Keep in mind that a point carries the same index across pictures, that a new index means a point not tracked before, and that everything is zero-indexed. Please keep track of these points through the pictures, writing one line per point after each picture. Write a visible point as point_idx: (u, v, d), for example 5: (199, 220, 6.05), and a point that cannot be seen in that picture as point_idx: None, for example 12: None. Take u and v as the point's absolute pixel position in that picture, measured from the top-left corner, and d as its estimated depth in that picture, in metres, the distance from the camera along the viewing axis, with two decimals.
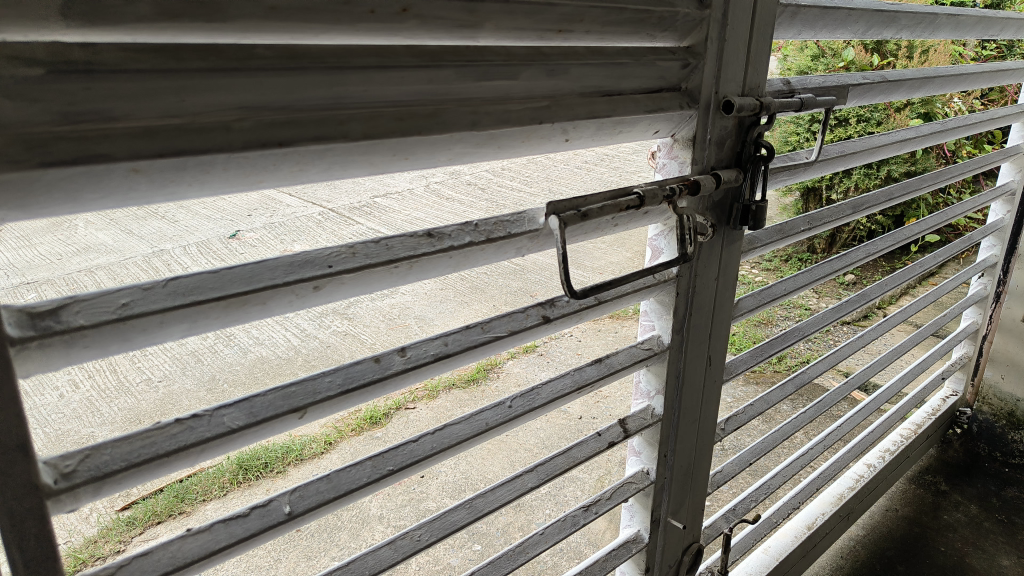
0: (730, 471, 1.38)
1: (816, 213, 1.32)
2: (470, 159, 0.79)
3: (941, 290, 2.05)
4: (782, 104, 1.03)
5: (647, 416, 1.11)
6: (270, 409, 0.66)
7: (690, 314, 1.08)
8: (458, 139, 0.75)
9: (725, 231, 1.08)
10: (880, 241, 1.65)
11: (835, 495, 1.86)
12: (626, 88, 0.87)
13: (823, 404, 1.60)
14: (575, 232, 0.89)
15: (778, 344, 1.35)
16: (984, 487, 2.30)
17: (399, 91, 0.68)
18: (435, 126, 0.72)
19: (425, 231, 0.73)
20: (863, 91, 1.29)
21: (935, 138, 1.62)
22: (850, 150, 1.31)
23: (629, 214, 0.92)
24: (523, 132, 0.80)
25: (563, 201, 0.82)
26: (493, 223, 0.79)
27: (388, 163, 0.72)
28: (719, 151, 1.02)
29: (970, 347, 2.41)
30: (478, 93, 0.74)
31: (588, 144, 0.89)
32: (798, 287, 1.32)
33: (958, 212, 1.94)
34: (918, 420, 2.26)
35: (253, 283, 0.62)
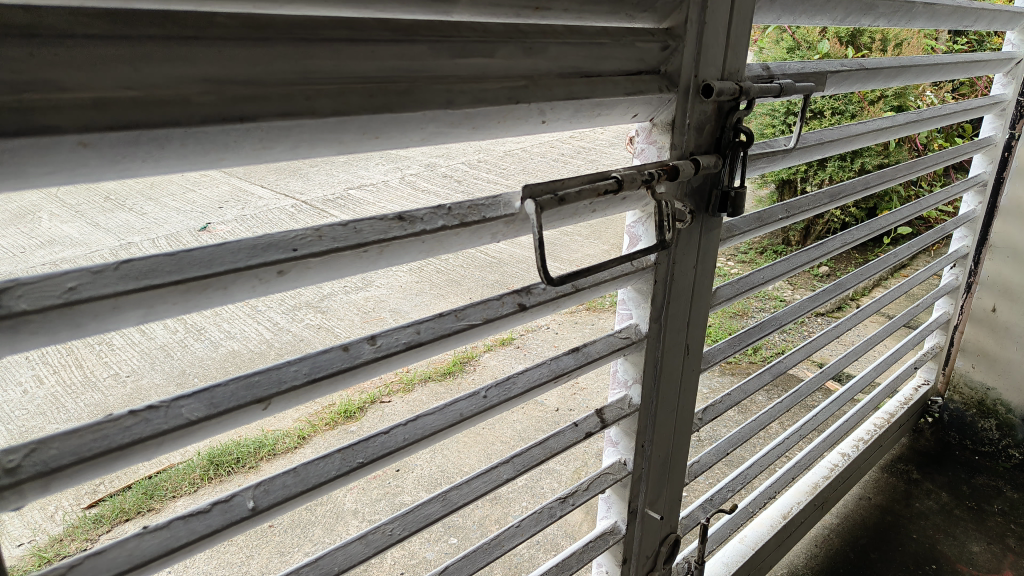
0: (708, 461, 1.37)
1: (794, 201, 1.31)
2: (444, 139, 0.76)
3: (914, 280, 2.07)
4: (761, 89, 1.02)
5: (624, 406, 1.10)
6: (231, 400, 0.63)
7: (667, 302, 1.06)
8: (432, 117, 0.72)
9: (704, 217, 1.07)
10: (857, 231, 1.66)
11: (811, 484, 1.87)
12: (605, 69, 0.85)
13: (800, 394, 1.60)
14: (551, 217, 0.87)
15: (755, 333, 1.34)
16: (955, 475, 2.33)
17: (372, 68, 0.65)
18: (409, 104, 0.69)
19: (396, 214, 0.70)
20: (841, 78, 1.29)
21: (911, 127, 1.63)
22: (828, 138, 1.31)
23: (607, 199, 0.90)
24: (501, 112, 0.77)
25: (539, 184, 0.80)
26: (467, 206, 0.77)
27: (358, 142, 0.68)
28: (699, 136, 1.00)
29: (942, 337, 2.45)
30: (454, 71, 0.71)
31: (565, 127, 0.87)
32: (774, 276, 1.32)
33: (932, 202, 1.95)
34: (892, 410, 2.29)
35: (214, 266, 0.59)
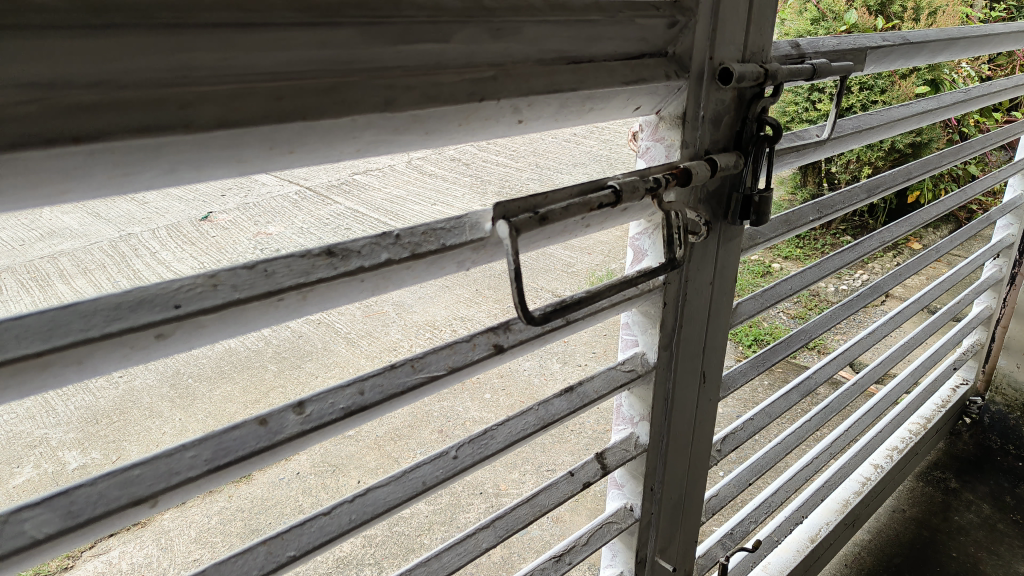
0: (726, 494, 1.18)
1: (825, 200, 1.13)
2: (388, 148, 0.59)
3: (956, 275, 1.87)
4: (790, 71, 0.85)
5: (630, 447, 0.93)
6: (97, 507, 0.47)
7: (679, 326, 0.90)
8: (367, 123, 0.55)
9: (722, 226, 0.91)
10: (893, 226, 1.47)
11: (840, 501, 1.70)
12: (597, 53, 0.68)
13: (831, 409, 1.42)
14: (533, 239, 0.71)
15: (780, 350, 1.17)
16: (997, 485, 2.13)
17: (279, 62, 0.48)
18: (332, 107, 0.52)
19: (327, 247, 0.55)
20: (881, 55, 1.11)
21: (958, 108, 1.44)
22: (867, 125, 1.13)
23: (603, 212, 0.74)
24: (464, 109, 0.60)
25: (517, 199, 0.64)
26: (421, 232, 0.61)
27: (266, 159, 0.51)
28: (715, 131, 0.83)
29: (983, 334, 2.21)
30: (396, 62, 0.54)
31: (548, 125, 0.71)
32: (805, 285, 1.14)
33: (975, 190, 1.76)
34: (927, 413, 2.08)
35: (56, 339, 0.43)
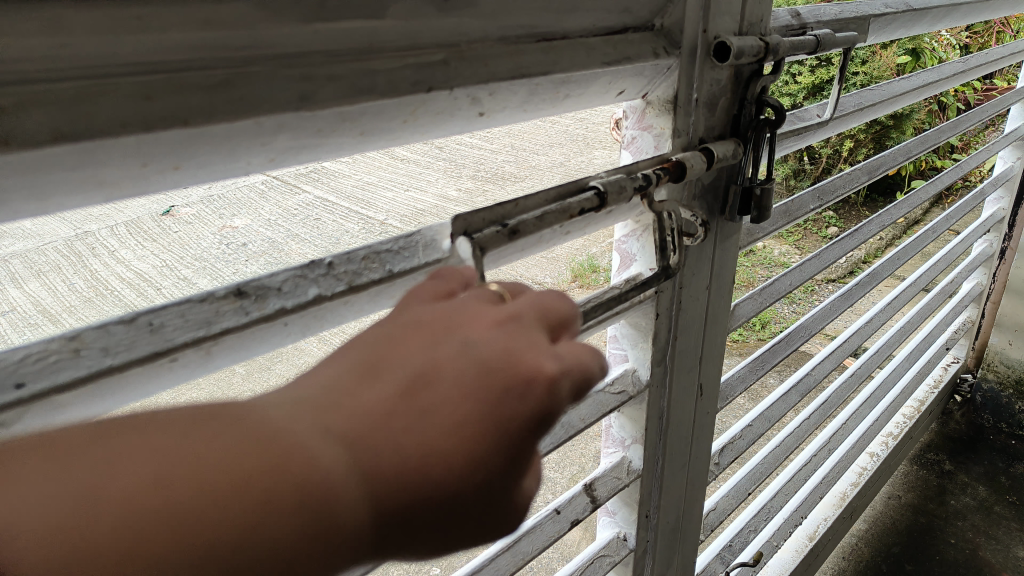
0: (725, 508, 1.07)
1: (825, 184, 1.03)
2: (315, 155, 0.47)
3: (950, 254, 1.79)
4: (792, 44, 0.74)
5: (622, 475, 0.82)
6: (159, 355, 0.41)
7: (674, 338, 0.79)
8: (286, 125, 0.43)
9: (719, 223, 0.80)
10: (892, 208, 1.37)
11: (838, 493, 1.58)
12: (570, 28, 0.57)
13: (829, 404, 1.32)
14: (500, 256, 0.60)
15: (782, 350, 1.06)
16: (991, 464, 2.02)
17: (143, 48, 0.37)
18: (232, 106, 0.40)
19: (236, 284, 0.44)
20: (885, 23, 1.00)
21: (958, 79, 1.33)
22: (869, 101, 1.02)
23: (585, 217, 0.63)
24: (410, 103, 0.48)
25: (480, 211, 0.53)
26: (360, 258, 0.49)
27: (138, 179, 0.39)
28: (710, 117, 0.72)
29: (974, 311, 2.14)
30: (316, 45, 0.43)
31: (516, 117, 0.59)
32: (807, 277, 1.03)
33: (970, 165, 1.67)
34: (921, 395, 1.99)
35: None
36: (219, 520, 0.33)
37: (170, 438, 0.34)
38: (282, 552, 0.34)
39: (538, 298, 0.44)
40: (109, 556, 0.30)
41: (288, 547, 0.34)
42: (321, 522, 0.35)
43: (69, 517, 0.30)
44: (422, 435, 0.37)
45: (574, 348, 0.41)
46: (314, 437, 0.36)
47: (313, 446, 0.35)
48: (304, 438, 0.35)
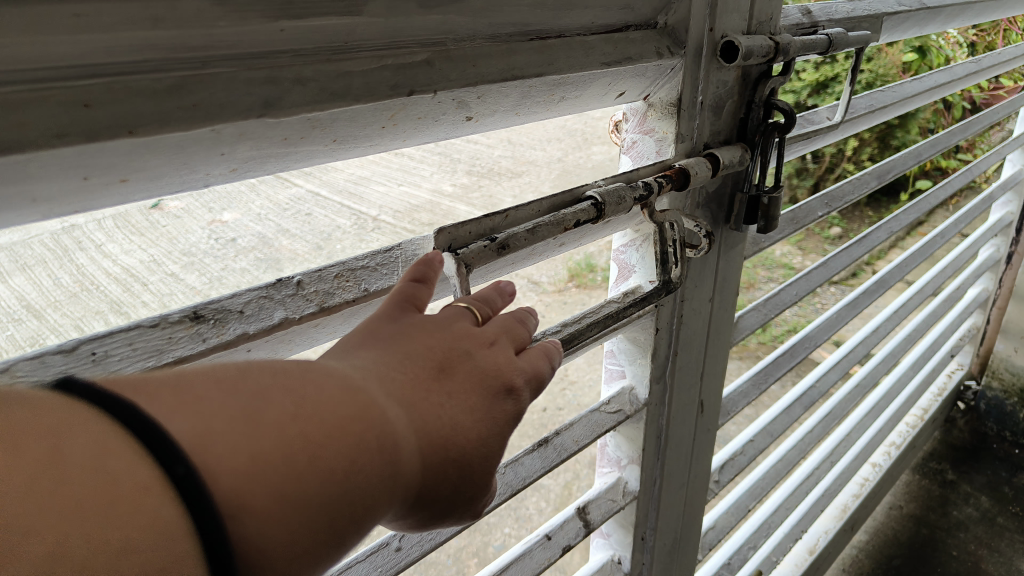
0: (724, 525, 1.03)
1: (833, 191, 0.98)
2: (284, 164, 0.43)
3: (957, 260, 1.74)
4: (803, 44, 0.69)
5: (618, 496, 0.79)
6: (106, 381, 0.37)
7: (674, 353, 0.75)
8: (252, 133, 0.39)
9: (724, 232, 0.76)
10: (900, 214, 1.33)
11: (840, 505, 1.55)
12: (566, 26, 0.53)
13: (833, 416, 1.27)
14: (487, 272, 0.56)
15: (785, 363, 1.02)
16: (994, 474, 1.98)
17: (86, 48, 0.33)
18: (189, 113, 0.36)
19: (194, 307, 0.40)
20: (898, 22, 0.95)
21: (970, 80, 1.29)
22: (880, 103, 0.98)
23: (580, 229, 0.59)
24: (389, 107, 0.44)
25: (465, 225, 0.49)
26: (333, 276, 0.45)
27: (81, 194, 0.35)
28: (715, 120, 0.68)
29: (979, 317, 2.11)
30: (284, 45, 0.39)
31: (506, 121, 0.54)
32: (812, 287, 0.99)
33: (979, 169, 1.63)
34: (925, 403, 1.95)
35: None
36: (328, 462, 0.35)
37: (278, 380, 0.36)
38: (357, 497, 0.36)
39: (502, 317, 0.49)
40: (263, 479, 0.32)
41: (361, 494, 0.37)
42: (392, 472, 0.38)
43: (219, 438, 0.32)
44: (456, 410, 0.42)
45: (533, 356, 0.48)
46: (384, 400, 0.39)
47: (384, 405, 0.39)
48: (377, 398, 0.39)
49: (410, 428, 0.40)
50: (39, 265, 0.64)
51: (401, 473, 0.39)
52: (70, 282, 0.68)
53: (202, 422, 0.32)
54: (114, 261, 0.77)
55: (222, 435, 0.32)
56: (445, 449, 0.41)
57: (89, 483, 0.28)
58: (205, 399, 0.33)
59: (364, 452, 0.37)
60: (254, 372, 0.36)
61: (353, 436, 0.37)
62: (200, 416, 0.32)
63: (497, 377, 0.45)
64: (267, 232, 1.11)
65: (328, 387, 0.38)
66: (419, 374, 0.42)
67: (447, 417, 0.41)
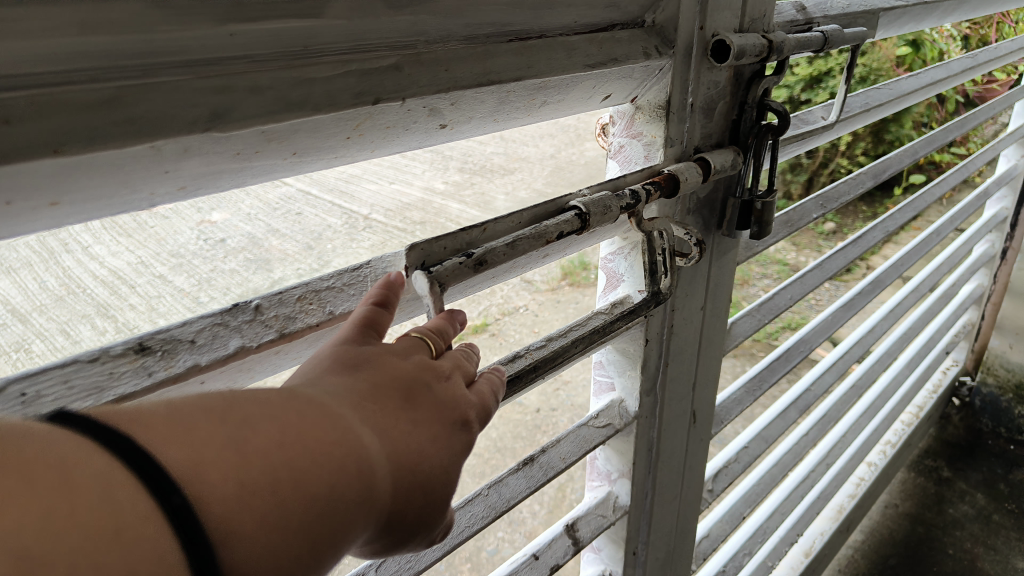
0: (718, 534, 1.01)
1: (829, 191, 0.95)
2: (240, 178, 0.40)
3: (953, 256, 1.72)
4: (797, 42, 0.66)
5: (608, 511, 0.76)
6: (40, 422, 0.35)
7: (665, 365, 0.72)
8: (203, 148, 0.36)
9: (715, 239, 0.73)
10: (896, 213, 1.30)
11: (836, 506, 1.53)
12: (547, 26, 0.50)
13: (829, 418, 1.25)
14: (463, 288, 0.53)
15: (780, 368, 0.99)
16: (990, 471, 1.97)
17: (9, 58, 0.29)
18: (128, 129, 0.32)
19: (139, 338, 0.37)
20: (895, 18, 0.92)
21: (966, 76, 1.26)
22: (876, 101, 0.95)
23: (565, 239, 0.56)
24: (354, 117, 0.41)
25: (440, 241, 0.46)
26: (294, 299, 0.42)
27: (7, 220, 0.32)
28: (706, 123, 0.65)
29: (975, 313, 2.09)
30: (238, 51, 0.36)
31: (483, 126, 0.51)
32: (807, 291, 0.96)
33: (975, 164, 1.61)
34: (921, 401, 1.93)
35: None
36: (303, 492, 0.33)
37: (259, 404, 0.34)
38: (335, 528, 0.35)
39: (454, 352, 0.46)
40: (235, 515, 0.30)
41: (339, 524, 0.35)
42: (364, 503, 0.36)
43: (210, 468, 0.30)
44: (429, 436, 0.40)
45: (486, 385, 0.46)
46: (363, 425, 0.37)
47: (363, 431, 0.37)
48: (356, 424, 0.37)
49: (388, 455, 0.37)
50: (26, 267, 0.68)
51: (378, 502, 0.37)
52: (59, 284, 0.69)
53: (194, 451, 0.30)
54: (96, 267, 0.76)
55: (210, 465, 0.31)
56: (418, 476, 0.39)
57: (91, 519, 0.26)
58: (191, 428, 0.31)
59: (344, 481, 0.35)
60: (235, 397, 0.34)
61: (334, 463, 0.35)
62: (187, 446, 0.30)
63: (460, 405, 0.43)
64: (257, 232, 1.16)
65: (309, 411, 0.36)
66: (394, 398, 0.40)
67: (423, 443, 0.39)
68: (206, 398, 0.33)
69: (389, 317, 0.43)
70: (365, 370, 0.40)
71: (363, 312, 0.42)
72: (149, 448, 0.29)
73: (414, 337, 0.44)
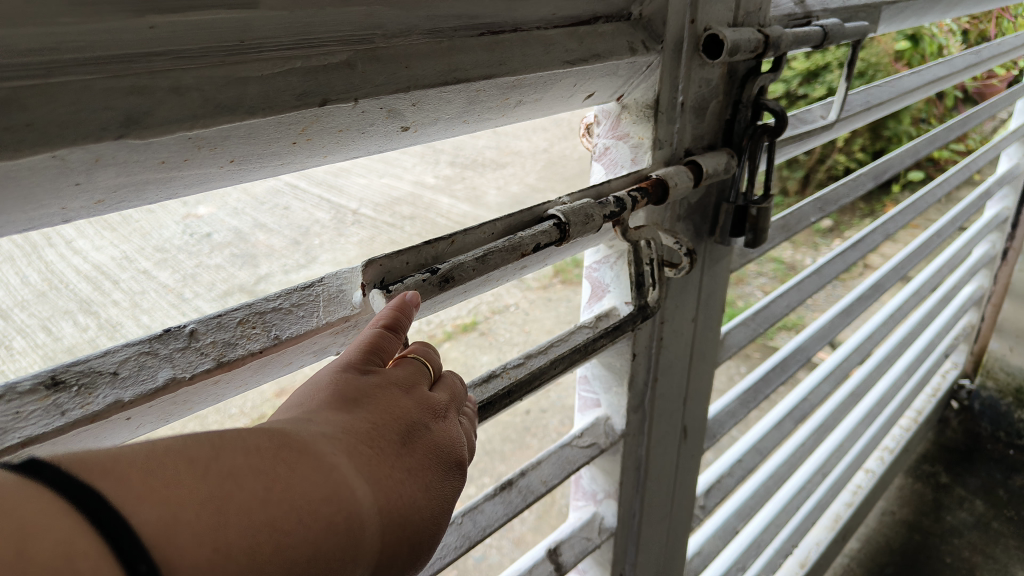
0: (710, 551, 0.98)
1: (827, 193, 0.91)
2: (168, 188, 0.36)
3: (952, 257, 1.68)
4: (795, 37, 0.62)
5: (593, 534, 0.72)
6: None
7: (654, 380, 0.68)
8: (121, 157, 0.31)
9: (707, 246, 0.69)
10: (896, 214, 1.26)
11: (833, 515, 1.50)
12: (524, 19, 0.45)
13: (827, 427, 1.21)
14: (430, 305, 0.48)
15: (776, 377, 0.95)
16: (988, 477, 1.94)
17: None
18: (25, 137, 0.28)
19: (52, 372, 0.33)
20: (898, 11, 0.87)
21: (970, 72, 1.22)
22: (877, 99, 0.91)
23: (544, 250, 0.51)
24: (300, 120, 0.36)
25: (400, 256, 0.42)
26: (235, 323, 0.38)
27: None
28: (698, 124, 0.61)
29: (975, 316, 2.06)
30: (161, 47, 0.31)
31: (451, 129, 0.47)
32: (804, 297, 0.92)
33: (976, 164, 1.57)
34: (920, 405, 1.90)
35: None
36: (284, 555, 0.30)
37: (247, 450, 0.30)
38: None
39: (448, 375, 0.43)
40: None
41: None
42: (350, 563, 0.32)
43: (185, 530, 0.27)
44: (421, 486, 0.36)
45: (471, 426, 0.43)
46: (357, 473, 0.33)
47: (357, 482, 0.33)
48: (350, 473, 0.33)
49: (381, 509, 0.34)
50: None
51: (365, 560, 0.33)
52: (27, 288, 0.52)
53: (170, 509, 0.27)
54: (82, 260, 0.58)
55: (185, 526, 0.27)
56: (410, 532, 0.35)
57: None
58: (170, 481, 0.27)
59: (331, 541, 0.31)
60: (221, 440, 0.30)
61: (322, 523, 0.31)
62: (162, 504, 0.27)
63: (454, 449, 0.39)
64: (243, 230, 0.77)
65: (299, 459, 0.32)
66: (390, 439, 0.36)
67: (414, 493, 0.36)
68: (189, 441, 0.29)
69: (397, 342, 0.39)
70: (360, 406, 0.36)
71: (367, 338, 0.38)
72: (121, 505, 0.26)
73: (415, 361, 0.41)
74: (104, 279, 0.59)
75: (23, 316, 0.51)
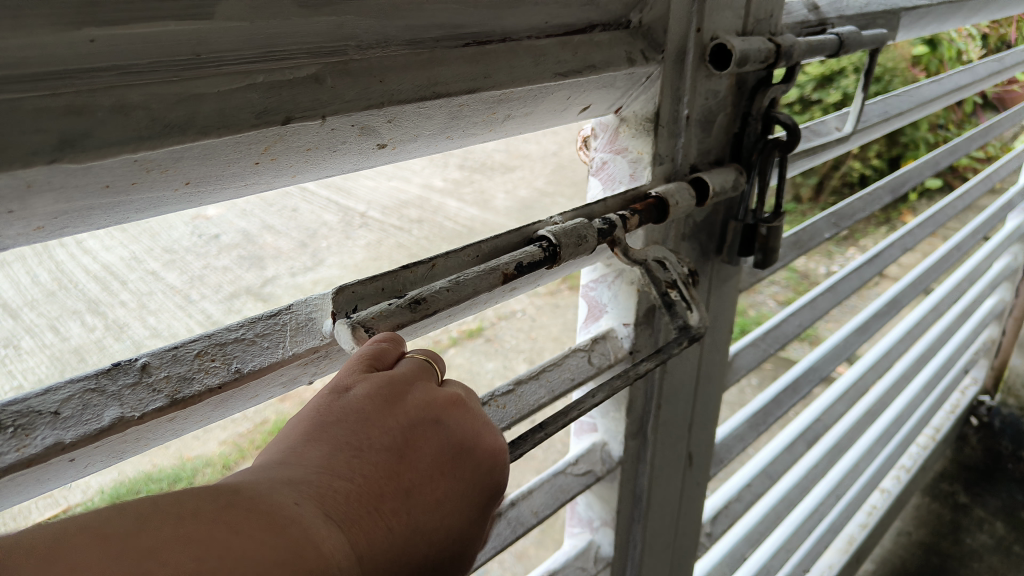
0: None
1: (843, 208, 0.87)
2: (116, 213, 0.33)
3: (972, 270, 1.63)
4: (808, 45, 0.59)
5: (589, 563, 0.69)
6: None
7: (657, 407, 0.65)
8: (59, 182, 0.28)
9: (714, 266, 0.66)
10: (915, 227, 1.22)
11: (846, 537, 1.46)
12: (512, 28, 0.42)
13: (840, 449, 1.17)
14: (408, 330, 0.46)
15: (787, 400, 0.91)
16: (1010, 498, 1.89)
17: None
18: None
19: None
20: (918, 18, 0.84)
21: (992, 80, 1.17)
22: (896, 110, 0.87)
23: (533, 273, 0.49)
24: (261, 139, 0.34)
25: (377, 282, 0.39)
26: (193, 356, 0.36)
27: None
28: (704, 138, 0.58)
29: (995, 330, 2.01)
30: (101, 63, 0.28)
31: (433, 145, 0.44)
32: (818, 316, 0.88)
33: (998, 175, 1.52)
34: (938, 423, 1.85)
35: None
36: None
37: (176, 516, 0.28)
38: None
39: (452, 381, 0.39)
40: None
41: None
42: None
43: None
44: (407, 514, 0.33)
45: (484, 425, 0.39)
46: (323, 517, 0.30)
47: (322, 531, 0.30)
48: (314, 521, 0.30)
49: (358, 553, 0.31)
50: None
51: None
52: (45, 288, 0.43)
53: None
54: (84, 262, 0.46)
55: None
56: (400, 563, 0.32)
57: None
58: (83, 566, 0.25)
59: None
60: (153, 509, 0.28)
61: None
62: None
63: (456, 460, 0.36)
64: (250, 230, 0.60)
65: (248, 514, 0.29)
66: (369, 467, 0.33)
67: (402, 522, 0.33)
68: (109, 517, 0.27)
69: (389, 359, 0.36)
70: (333, 435, 0.33)
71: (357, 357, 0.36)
72: None
73: (417, 358, 0.38)
74: (109, 279, 0.45)
75: (20, 318, 0.41)
